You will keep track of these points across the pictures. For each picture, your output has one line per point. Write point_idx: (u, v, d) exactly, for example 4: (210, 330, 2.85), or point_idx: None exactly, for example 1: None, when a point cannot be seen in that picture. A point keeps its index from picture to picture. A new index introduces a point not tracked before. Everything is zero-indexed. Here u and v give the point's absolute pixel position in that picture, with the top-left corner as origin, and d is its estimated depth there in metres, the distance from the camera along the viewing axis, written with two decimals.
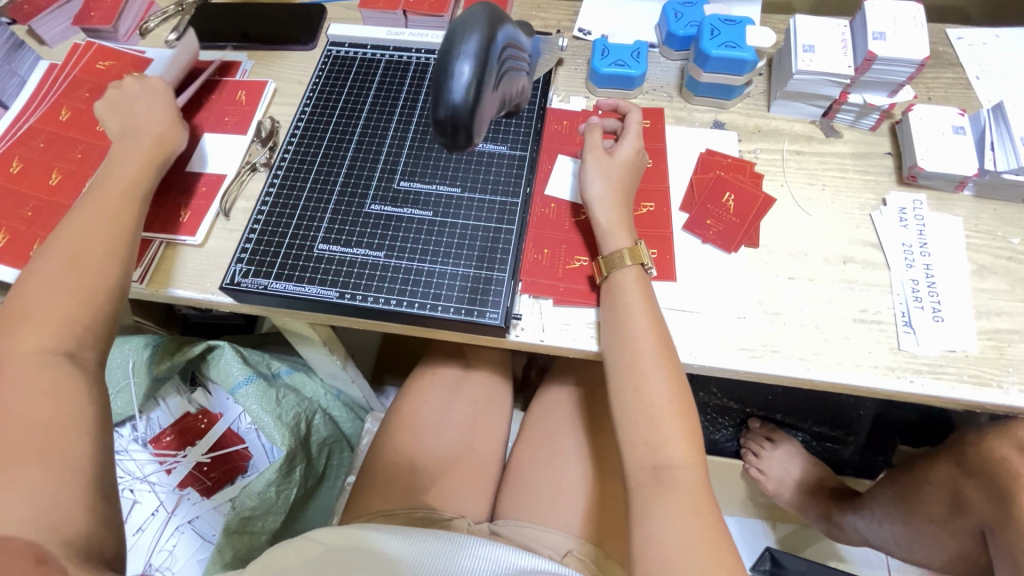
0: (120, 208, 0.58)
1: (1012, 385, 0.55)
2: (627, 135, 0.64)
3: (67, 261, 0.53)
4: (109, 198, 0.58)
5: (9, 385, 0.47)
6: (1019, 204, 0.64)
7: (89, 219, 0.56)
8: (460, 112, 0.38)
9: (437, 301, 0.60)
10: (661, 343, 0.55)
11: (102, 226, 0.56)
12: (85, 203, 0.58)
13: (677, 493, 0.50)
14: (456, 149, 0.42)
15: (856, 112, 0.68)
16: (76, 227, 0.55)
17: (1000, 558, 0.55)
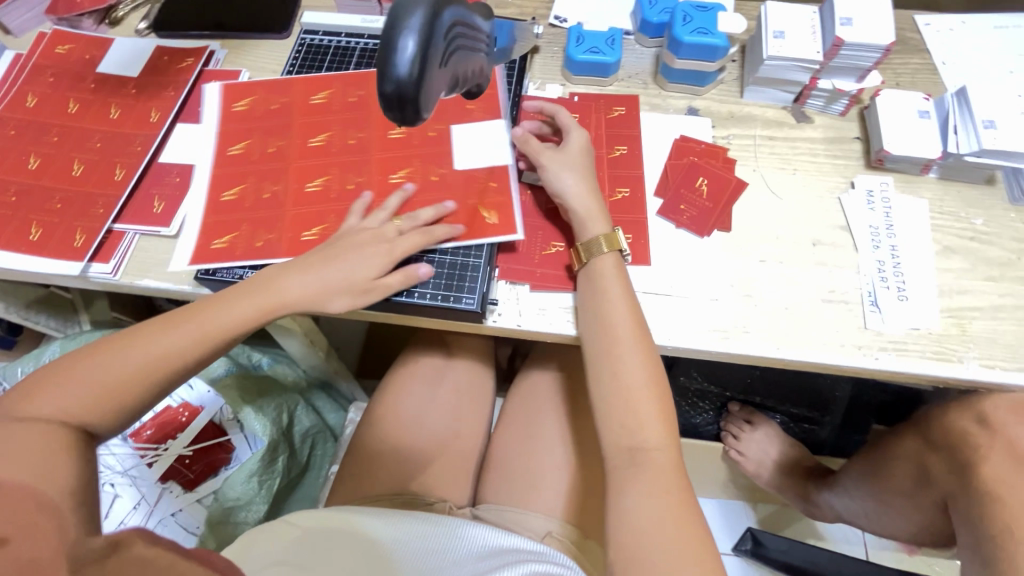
0: (197, 344, 0.52)
1: (972, 359, 0.56)
2: (575, 129, 0.64)
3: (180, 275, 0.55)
4: (193, 331, 0.52)
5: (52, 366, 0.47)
6: (983, 185, 0.66)
7: (155, 358, 0.50)
8: (406, 87, 0.37)
9: (413, 289, 0.60)
10: (637, 327, 0.56)
11: (164, 364, 0.50)
12: (176, 324, 0.52)
13: (650, 470, 0.51)
14: (406, 126, 0.40)
15: (826, 97, 0.69)
16: (97, 381, 0.47)
17: (961, 526, 0.57)
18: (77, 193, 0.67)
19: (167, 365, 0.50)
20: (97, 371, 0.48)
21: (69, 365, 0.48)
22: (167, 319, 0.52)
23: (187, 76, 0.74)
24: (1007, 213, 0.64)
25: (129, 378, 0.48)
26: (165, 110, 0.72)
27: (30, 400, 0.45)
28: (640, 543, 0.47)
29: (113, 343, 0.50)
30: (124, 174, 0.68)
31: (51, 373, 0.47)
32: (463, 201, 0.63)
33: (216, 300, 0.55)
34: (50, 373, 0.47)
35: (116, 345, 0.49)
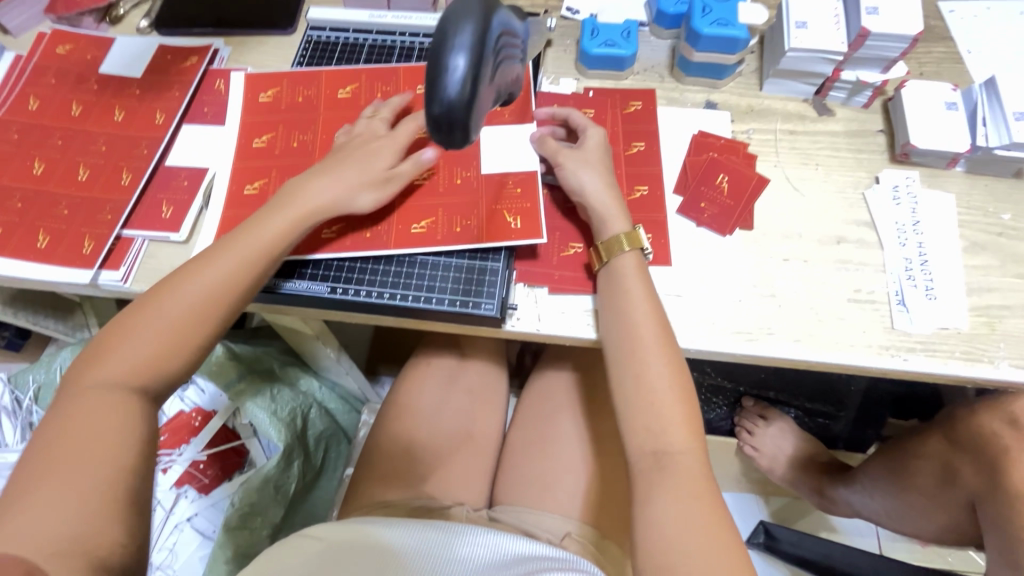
0: (245, 265, 0.53)
1: (1002, 359, 0.55)
2: (591, 128, 0.63)
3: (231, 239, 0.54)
4: (235, 257, 0.53)
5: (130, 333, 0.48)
6: (1011, 179, 0.64)
7: (209, 289, 0.51)
8: (456, 111, 0.36)
9: (431, 294, 0.59)
10: (662, 331, 0.54)
11: (219, 293, 0.51)
12: (217, 254, 0.53)
13: (678, 478, 0.50)
14: (455, 147, 0.39)
15: (848, 89, 0.67)
16: (161, 321, 0.49)
17: (990, 528, 0.56)
18: (84, 199, 0.65)
19: (222, 293, 0.51)
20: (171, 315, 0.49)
21: (131, 316, 0.49)
22: (210, 251, 0.53)
23: (192, 76, 0.73)
24: None
25: (193, 316, 0.50)
26: (170, 111, 0.70)
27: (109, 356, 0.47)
28: (670, 552, 0.46)
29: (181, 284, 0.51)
30: (131, 179, 0.66)
31: (112, 330, 0.49)
32: (479, 200, 0.62)
33: (249, 224, 0.55)
34: (116, 328, 0.49)
35: (167, 286, 0.51)
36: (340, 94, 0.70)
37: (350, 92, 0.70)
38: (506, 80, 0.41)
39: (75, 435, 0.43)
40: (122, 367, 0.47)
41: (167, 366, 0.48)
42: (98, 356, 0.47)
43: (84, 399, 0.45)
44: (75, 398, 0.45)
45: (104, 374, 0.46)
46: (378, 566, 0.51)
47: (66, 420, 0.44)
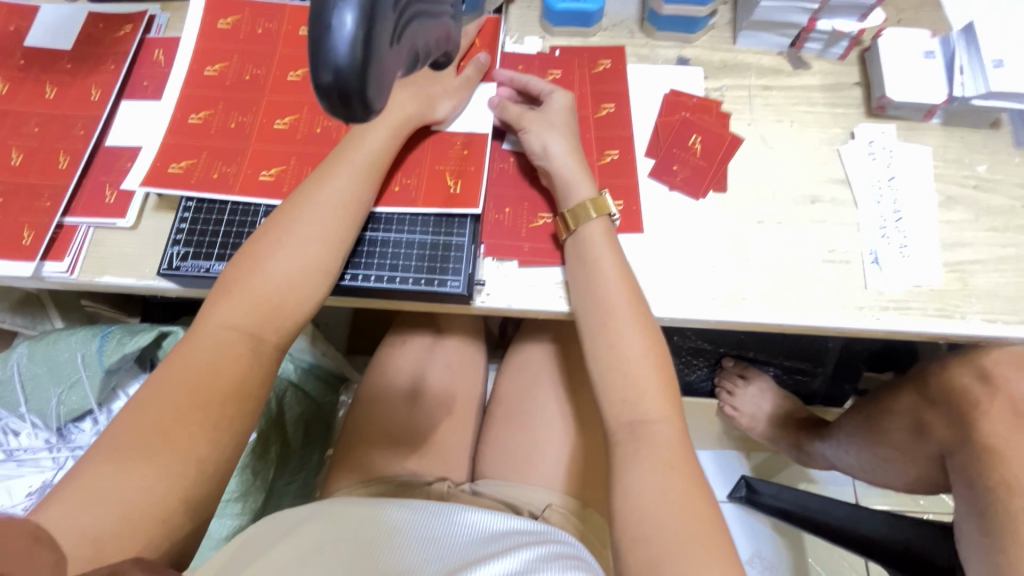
0: (359, 182, 0.54)
1: (974, 314, 0.55)
2: (553, 91, 0.60)
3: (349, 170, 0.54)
4: (352, 173, 0.54)
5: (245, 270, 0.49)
6: (987, 130, 0.63)
7: (329, 207, 0.52)
8: (348, 77, 0.27)
9: (394, 272, 0.56)
10: (636, 301, 0.53)
11: (337, 219, 0.52)
12: (331, 171, 0.53)
13: (652, 447, 0.49)
14: (359, 124, 0.30)
15: (824, 40, 0.65)
16: (294, 242, 0.50)
17: (958, 479, 0.57)
18: (18, 186, 0.61)
19: (342, 210, 0.52)
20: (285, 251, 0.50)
21: (260, 240, 0.51)
22: (322, 171, 0.54)
23: (127, 46, 0.67)
24: (1011, 158, 0.61)
25: (321, 234, 0.51)
26: (106, 87, 0.65)
27: (228, 293, 0.49)
28: (645, 518, 0.46)
29: (288, 220, 0.51)
30: (69, 162, 0.62)
31: (243, 257, 0.50)
32: (434, 167, 0.59)
33: (351, 138, 0.55)
34: (246, 256, 0.50)
35: (296, 209, 0.52)
36: (287, 60, 0.65)
37: (297, 58, 0.65)
38: (425, 38, 0.33)
39: (216, 367, 0.46)
40: (255, 297, 0.49)
41: (301, 290, 0.50)
42: (238, 282, 0.49)
43: (219, 330, 0.47)
44: (198, 332, 0.47)
45: (235, 306, 0.48)
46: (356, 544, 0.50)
47: (185, 358, 0.46)
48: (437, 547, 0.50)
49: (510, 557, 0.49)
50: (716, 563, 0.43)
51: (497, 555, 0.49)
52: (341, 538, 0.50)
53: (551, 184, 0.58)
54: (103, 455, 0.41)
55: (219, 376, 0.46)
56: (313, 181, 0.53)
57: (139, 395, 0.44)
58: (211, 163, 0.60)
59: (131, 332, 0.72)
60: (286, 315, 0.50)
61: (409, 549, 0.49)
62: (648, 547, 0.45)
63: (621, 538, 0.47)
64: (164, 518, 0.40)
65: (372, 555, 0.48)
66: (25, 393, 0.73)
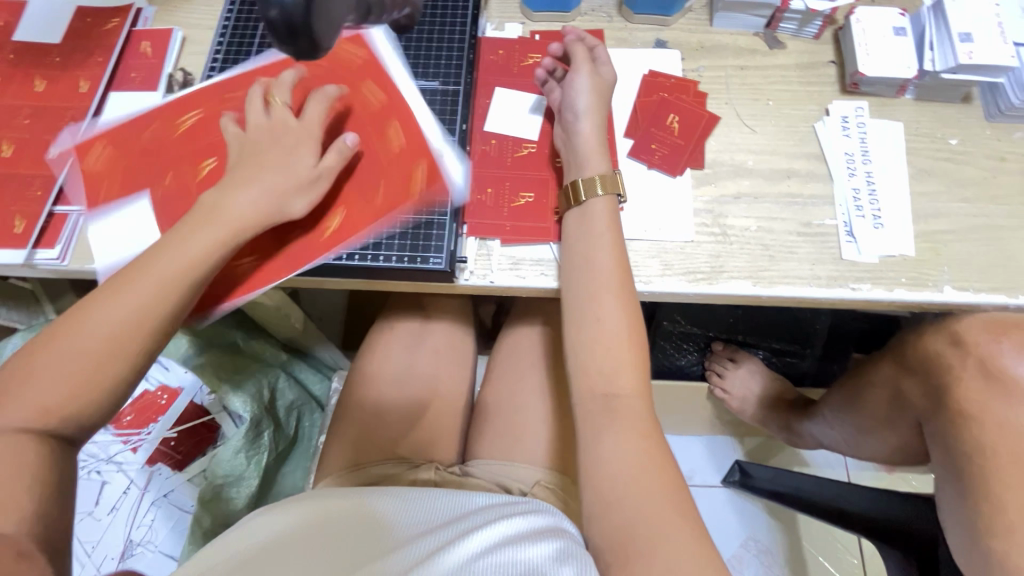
0: (216, 244, 0.52)
1: (945, 283, 0.57)
2: (609, 62, 0.61)
3: (188, 240, 0.51)
4: (205, 241, 0.51)
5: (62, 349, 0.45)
6: (959, 104, 0.64)
7: (159, 280, 0.49)
8: (294, 13, 0.32)
9: (378, 251, 0.57)
10: (621, 274, 0.54)
11: (164, 295, 0.49)
12: (174, 244, 0.51)
13: (627, 418, 0.51)
14: (310, 58, 0.35)
15: (798, 20, 0.66)
16: (102, 321, 0.47)
17: (934, 444, 0.58)
18: (9, 176, 0.62)
19: (173, 285, 0.49)
20: (83, 331, 0.46)
21: (97, 301, 0.48)
22: (177, 234, 0.52)
23: (115, 39, 0.68)
24: (983, 130, 0.63)
25: (139, 309, 0.48)
26: (95, 79, 0.66)
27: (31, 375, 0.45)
28: (619, 485, 0.48)
29: (116, 293, 0.48)
30: (59, 153, 0.63)
31: (67, 321, 0.47)
32: (417, 149, 0.60)
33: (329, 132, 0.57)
34: (75, 318, 0.47)
35: (125, 280, 0.48)
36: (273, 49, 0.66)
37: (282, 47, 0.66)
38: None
39: (34, 441, 0.43)
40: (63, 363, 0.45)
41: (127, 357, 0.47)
42: (42, 348, 0.46)
43: (34, 405, 0.44)
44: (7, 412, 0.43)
45: (56, 373, 0.45)
46: (343, 525, 0.52)
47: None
48: (420, 529, 0.51)
49: (489, 529, 0.49)
50: (686, 526, 0.45)
51: (476, 527, 0.50)
52: (325, 522, 0.53)
53: (571, 159, 0.59)
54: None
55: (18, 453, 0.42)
56: (168, 249, 0.50)
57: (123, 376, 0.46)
58: (180, 192, 0.62)
59: None
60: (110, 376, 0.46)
61: (393, 530, 0.51)
62: (621, 511, 0.47)
63: (591, 508, 0.48)
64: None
65: (356, 537, 0.50)
66: None
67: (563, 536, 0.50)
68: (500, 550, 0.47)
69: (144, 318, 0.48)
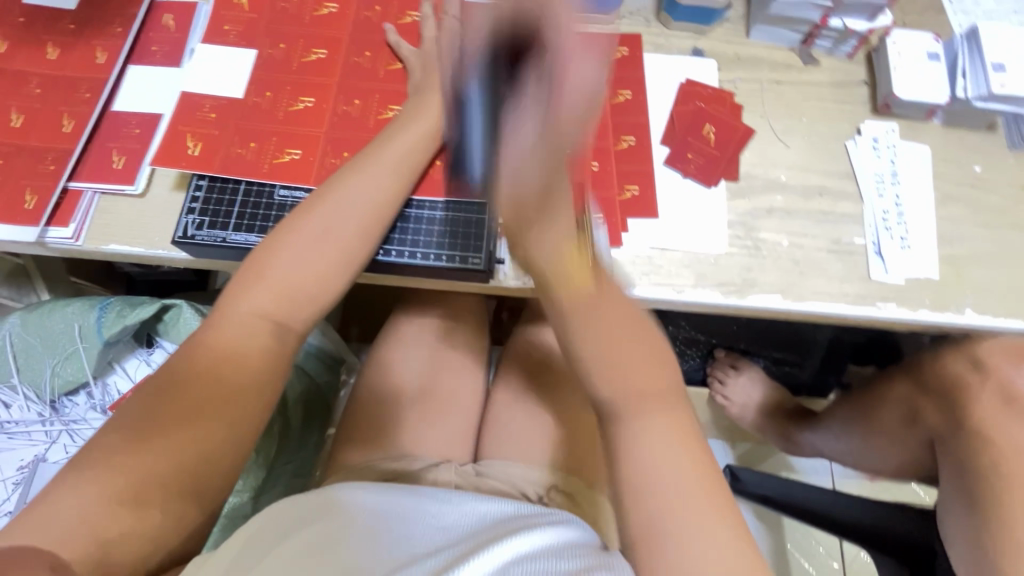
0: (391, 180, 0.54)
1: (967, 306, 0.58)
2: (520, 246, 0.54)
3: (385, 164, 0.54)
4: (387, 168, 0.54)
5: (290, 259, 0.50)
6: (984, 132, 0.65)
7: (367, 203, 0.53)
8: None
9: (415, 249, 0.56)
10: (677, 424, 0.45)
11: (371, 215, 0.53)
12: (369, 164, 0.54)
13: (693, 503, 0.42)
14: None
15: (835, 38, 0.66)
16: (327, 238, 0.51)
17: (947, 463, 0.60)
18: (20, 148, 0.58)
19: (376, 207, 0.53)
20: (307, 248, 0.51)
21: (292, 231, 0.51)
22: (349, 171, 0.54)
23: (136, 10, 0.65)
24: (1006, 159, 0.64)
25: (353, 231, 0.52)
26: (114, 50, 0.63)
27: (259, 284, 0.49)
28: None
29: (327, 212, 0.52)
30: (74, 126, 0.60)
31: (269, 248, 0.50)
32: (459, 155, 0.60)
33: (385, 136, 0.56)
34: (271, 246, 0.50)
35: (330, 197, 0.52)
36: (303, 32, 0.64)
37: (315, 32, 0.63)
38: None
39: (241, 352, 0.47)
40: (279, 290, 0.49)
41: (334, 280, 0.51)
42: (254, 274, 0.50)
43: (246, 317, 0.48)
44: (231, 328, 0.48)
45: (266, 296, 0.49)
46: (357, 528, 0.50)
47: (217, 355, 0.47)
48: (435, 530, 0.50)
49: (506, 535, 0.48)
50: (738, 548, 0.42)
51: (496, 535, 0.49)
52: (326, 518, 0.51)
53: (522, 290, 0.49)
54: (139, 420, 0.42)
55: (227, 363, 0.46)
56: (365, 174, 0.53)
57: (166, 376, 0.45)
58: (239, 142, 0.58)
59: (131, 304, 0.70)
60: (313, 300, 0.51)
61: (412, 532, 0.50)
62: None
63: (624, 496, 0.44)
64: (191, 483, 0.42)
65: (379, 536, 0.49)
66: (17, 363, 0.71)
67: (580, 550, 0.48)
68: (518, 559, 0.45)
69: (358, 235, 0.52)
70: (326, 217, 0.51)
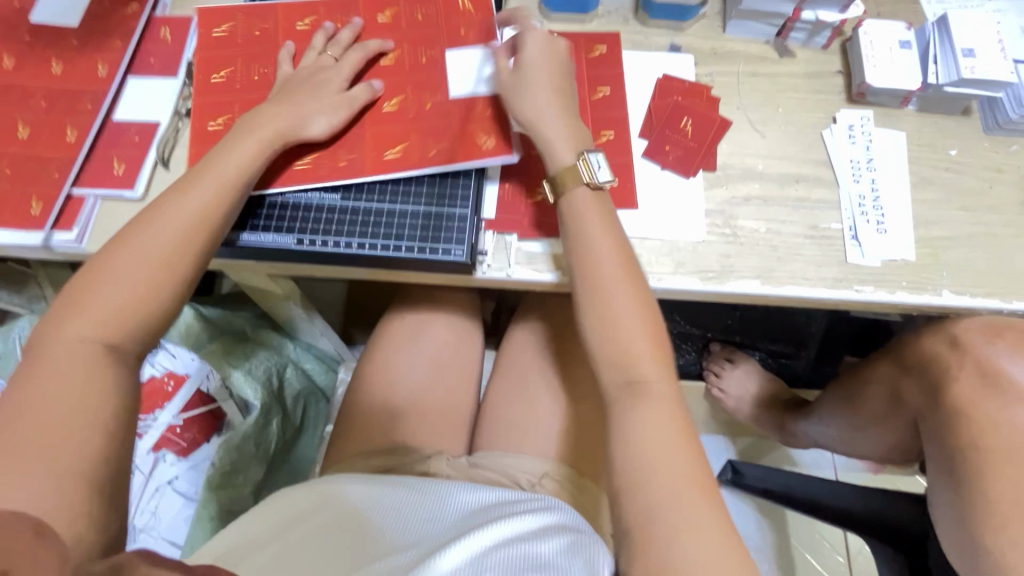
0: (214, 192, 0.53)
1: (944, 287, 0.59)
2: (533, 36, 0.61)
3: (212, 177, 0.54)
4: (213, 182, 0.54)
5: (122, 283, 0.49)
6: (959, 117, 0.67)
7: (194, 212, 0.52)
8: None
9: (398, 242, 0.59)
10: (627, 269, 0.55)
11: (197, 223, 0.52)
12: (197, 179, 0.54)
13: (657, 417, 0.50)
14: None
15: (808, 30, 0.68)
16: (152, 249, 0.50)
17: (932, 443, 0.61)
18: (26, 157, 0.62)
19: (201, 217, 0.52)
20: (130, 260, 0.49)
21: (116, 248, 0.50)
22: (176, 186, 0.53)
23: (134, 25, 0.68)
24: (982, 143, 0.65)
25: (182, 241, 0.51)
26: (114, 63, 0.66)
27: (65, 315, 0.47)
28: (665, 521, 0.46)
29: (142, 224, 0.51)
30: (77, 136, 0.63)
31: (92, 267, 0.49)
32: (434, 145, 0.60)
33: (225, 146, 0.56)
34: (93, 268, 0.49)
35: (161, 209, 0.52)
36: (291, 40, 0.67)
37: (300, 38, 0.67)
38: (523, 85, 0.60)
39: (68, 373, 0.45)
40: (103, 310, 0.48)
41: (163, 291, 0.50)
42: (72, 301, 0.48)
43: (71, 344, 0.46)
44: (53, 359, 0.46)
45: (87, 319, 0.47)
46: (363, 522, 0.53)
47: (40, 391, 0.44)
48: (429, 523, 0.53)
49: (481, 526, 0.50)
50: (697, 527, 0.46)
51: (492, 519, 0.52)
52: (334, 512, 0.54)
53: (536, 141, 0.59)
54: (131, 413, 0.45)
55: (125, 316, 0.48)
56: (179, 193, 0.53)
57: None
58: None
59: None
60: (138, 318, 0.49)
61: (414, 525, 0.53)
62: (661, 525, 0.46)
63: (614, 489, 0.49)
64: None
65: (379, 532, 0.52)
66: None
67: (569, 532, 0.53)
68: (511, 542, 0.49)
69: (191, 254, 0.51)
70: (150, 232, 0.51)
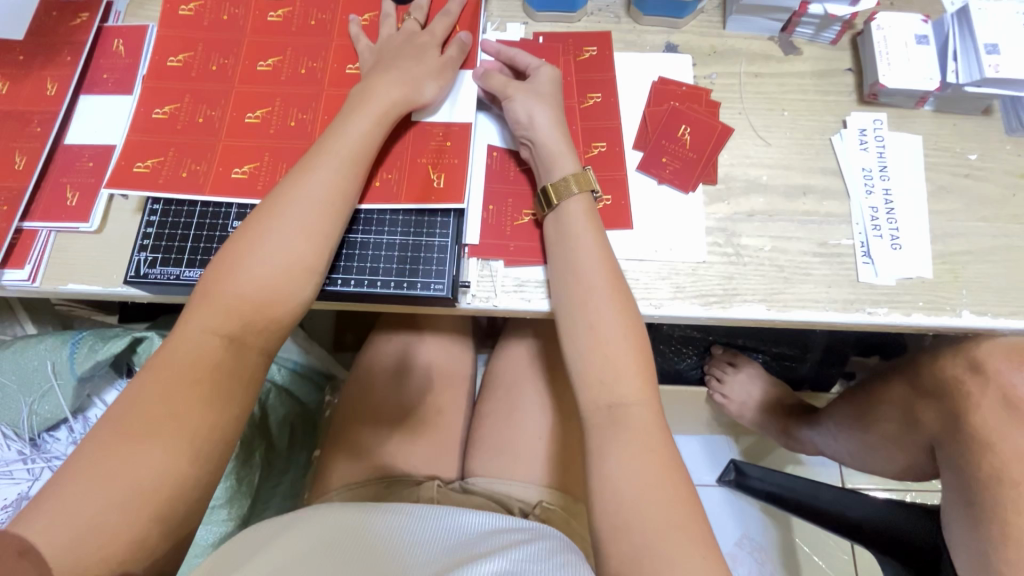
0: (344, 175, 0.51)
1: (963, 307, 0.55)
2: (540, 65, 0.58)
3: (340, 157, 0.52)
4: (336, 163, 0.51)
5: (236, 275, 0.47)
6: (980, 117, 0.62)
7: (315, 200, 0.50)
8: None
9: (374, 278, 0.54)
10: (615, 284, 0.51)
11: (328, 210, 0.50)
12: (318, 161, 0.51)
13: (632, 430, 0.47)
14: None
15: (816, 24, 0.63)
16: (280, 239, 0.48)
17: (949, 470, 0.57)
18: None
19: (328, 203, 0.50)
20: (269, 251, 0.48)
21: (242, 238, 0.48)
22: (303, 166, 0.51)
23: (85, 37, 0.63)
24: (1003, 146, 0.60)
25: (304, 231, 0.49)
26: (64, 80, 0.61)
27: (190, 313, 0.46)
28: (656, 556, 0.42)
29: (269, 213, 0.49)
30: (26, 162, 0.58)
31: (225, 259, 0.48)
32: (415, 159, 0.57)
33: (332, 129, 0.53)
34: (222, 260, 0.48)
35: (282, 196, 0.50)
36: (255, 50, 0.62)
37: (266, 47, 0.62)
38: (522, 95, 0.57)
39: (192, 374, 0.44)
40: (232, 305, 0.46)
41: (295, 286, 0.48)
42: (207, 294, 0.47)
43: (194, 341, 0.45)
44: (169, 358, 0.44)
45: (215, 315, 0.46)
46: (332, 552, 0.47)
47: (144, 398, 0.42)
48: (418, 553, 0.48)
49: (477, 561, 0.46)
50: (697, 552, 0.42)
51: (488, 549, 0.48)
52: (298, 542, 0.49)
53: (535, 161, 0.56)
54: (100, 443, 0.40)
55: (240, 316, 0.46)
56: (310, 174, 0.51)
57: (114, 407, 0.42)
58: (195, 171, 0.57)
59: (103, 338, 0.69)
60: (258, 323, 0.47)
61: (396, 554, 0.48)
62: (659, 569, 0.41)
63: (607, 521, 0.45)
64: (158, 516, 0.39)
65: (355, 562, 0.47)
66: None
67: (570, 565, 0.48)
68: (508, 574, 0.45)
69: (305, 242, 0.49)
70: (269, 221, 0.49)
